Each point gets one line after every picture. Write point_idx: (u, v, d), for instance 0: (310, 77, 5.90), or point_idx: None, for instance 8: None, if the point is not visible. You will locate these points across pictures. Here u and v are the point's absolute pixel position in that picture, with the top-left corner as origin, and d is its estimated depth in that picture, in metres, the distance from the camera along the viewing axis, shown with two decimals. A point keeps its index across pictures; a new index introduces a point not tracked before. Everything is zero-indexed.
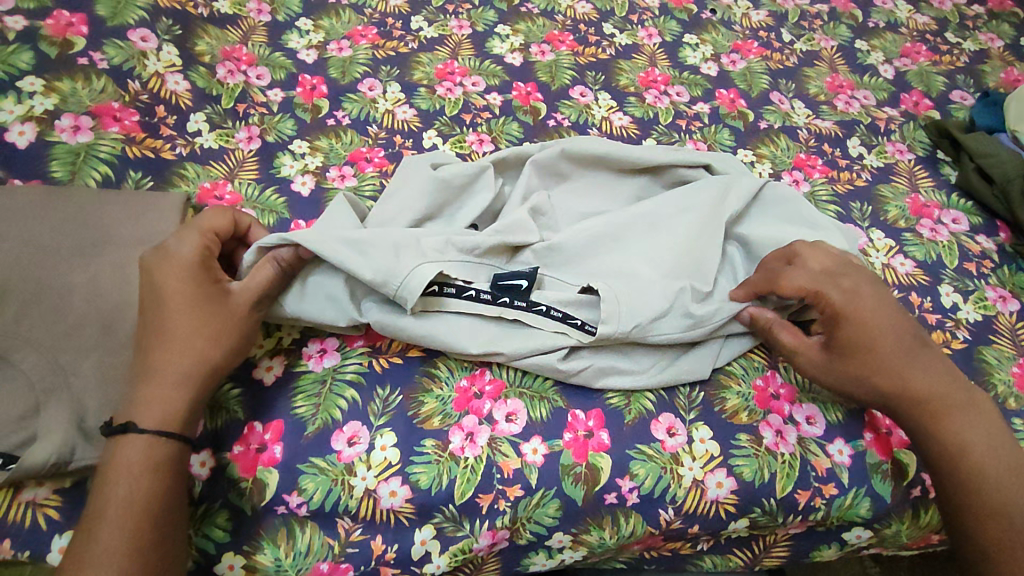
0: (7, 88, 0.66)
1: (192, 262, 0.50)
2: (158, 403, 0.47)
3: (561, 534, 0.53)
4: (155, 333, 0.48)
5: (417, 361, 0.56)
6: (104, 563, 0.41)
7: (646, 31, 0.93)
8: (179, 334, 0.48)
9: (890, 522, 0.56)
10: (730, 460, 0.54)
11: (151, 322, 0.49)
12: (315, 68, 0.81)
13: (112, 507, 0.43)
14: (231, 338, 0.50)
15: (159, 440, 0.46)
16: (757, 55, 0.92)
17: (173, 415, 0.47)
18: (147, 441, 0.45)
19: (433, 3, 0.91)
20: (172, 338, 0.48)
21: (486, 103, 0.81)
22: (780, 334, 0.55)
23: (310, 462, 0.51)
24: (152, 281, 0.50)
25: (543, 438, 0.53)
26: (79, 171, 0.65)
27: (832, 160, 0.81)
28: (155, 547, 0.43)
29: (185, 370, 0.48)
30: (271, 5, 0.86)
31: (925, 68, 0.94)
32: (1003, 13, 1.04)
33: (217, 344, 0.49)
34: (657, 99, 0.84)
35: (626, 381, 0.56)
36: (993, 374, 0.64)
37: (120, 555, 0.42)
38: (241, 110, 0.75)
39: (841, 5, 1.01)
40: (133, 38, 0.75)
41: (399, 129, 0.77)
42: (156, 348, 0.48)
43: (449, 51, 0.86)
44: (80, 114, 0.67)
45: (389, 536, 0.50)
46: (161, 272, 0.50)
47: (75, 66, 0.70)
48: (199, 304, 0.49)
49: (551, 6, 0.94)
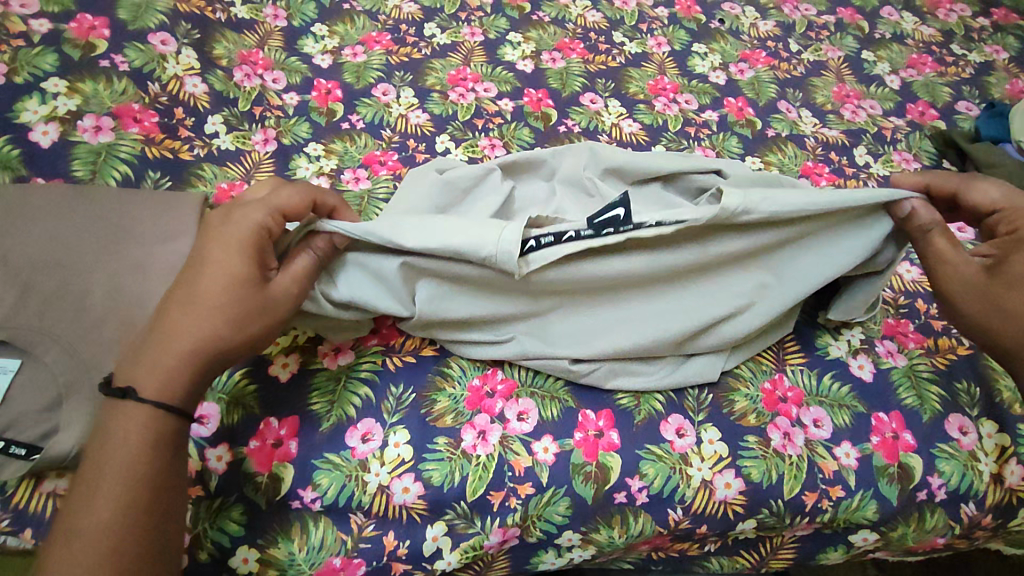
0: (31, 89, 0.68)
1: (247, 238, 0.49)
2: (161, 371, 0.45)
3: (571, 532, 0.53)
4: (184, 295, 0.47)
5: (431, 360, 0.57)
6: (101, 534, 0.41)
7: (655, 40, 0.94)
8: (205, 306, 0.47)
9: (896, 525, 0.56)
10: (739, 461, 0.55)
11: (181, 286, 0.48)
12: (330, 73, 0.83)
13: (111, 478, 0.42)
14: (253, 326, 0.48)
15: (160, 414, 0.45)
16: (765, 64, 0.93)
17: (172, 390, 0.46)
18: (147, 414, 0.45)
19: (446, 11, 0.93)
20: (197, 307, 0.47)
21: (498, 108, 0.83)
22: (937, 238, 0.53)
23: (325, 457, 0.52)
24: (203, 244, 0.49)
25: (553, 437, 0.54)
26: (100, 170, 0.66)
27: (839, 168, 0.82)
28: (153, 520, 0.43)
29: (195, 345, 0.46)
30: (288, 11, 0.88)
31: (931, 79, 0.95)
32: (1008, 26, 1.06)
33: (237, 331, 0.47)
34: (666, 106, 0.86)
35: (636, 382, 0.57)
36: (998, 381, 0.62)
37: (117, 527, 0.41)
38: (258, 113, 0.76)
39: (848, 17, 1.03)
40: (154, 42, 0.76)
41: (413, 133, 0.79)
42: (176, 315, 0.47)
43: (462, 58, 0.88)
44: (101, 114, 0.69)
45: (401, 531, 0.51)
46: (214, 239, 0.49)
47: (98, 69, 0.71)
48: (235, 282, 0.47)
49: (562, 14, 0.95)
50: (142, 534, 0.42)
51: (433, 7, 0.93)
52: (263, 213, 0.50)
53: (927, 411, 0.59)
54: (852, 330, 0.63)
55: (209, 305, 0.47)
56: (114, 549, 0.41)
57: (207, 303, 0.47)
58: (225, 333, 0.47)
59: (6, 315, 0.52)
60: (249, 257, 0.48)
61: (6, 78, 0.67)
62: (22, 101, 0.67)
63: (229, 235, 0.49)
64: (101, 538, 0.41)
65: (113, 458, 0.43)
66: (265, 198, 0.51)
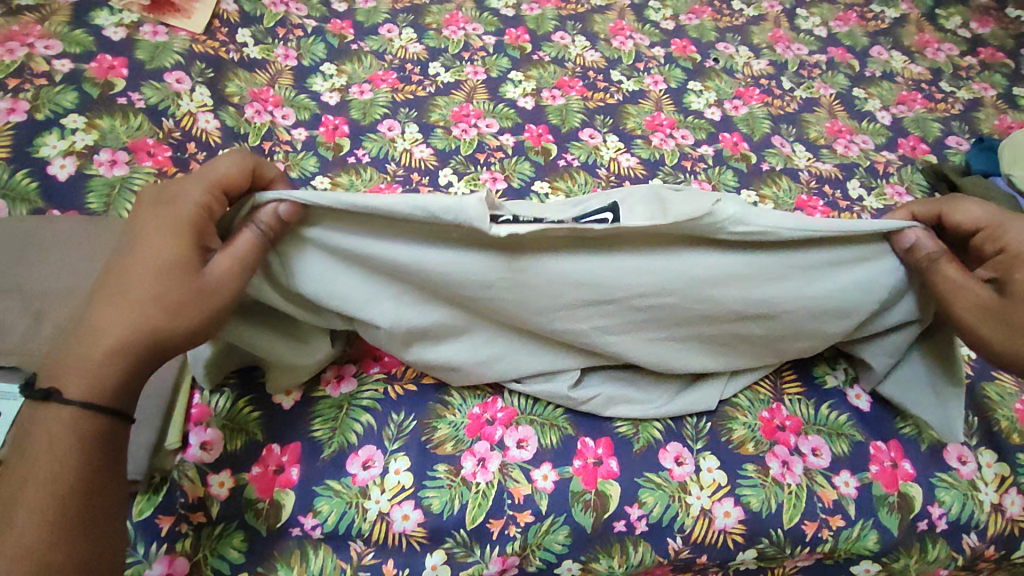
0: (51, 126, 0.70)
1: (182, 218, 0.44)
2: (91, 368, 0.42)
3: (571, 562, 0.53)
4: (114, 281, 0.43)
5: (431, 388, 0.58)
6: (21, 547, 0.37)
7: (652, 78, 0.98)
8: (135, 294, 0.42)
9: (898, 556, 0.56)
10: (738, 490, 0.55)
11: (113, 268, 0.44)
12: (338, 109, 0.86)
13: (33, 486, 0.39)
14: (191, 314, 0.43)
15: (86, 412, 0.41)
16: (759, 101, 0.96)
17: (103, 387, 0.42)
18: (73, 413, 0.41)
19: (450, 51, 0.97)
20: (126, 295, 0.42)
21: (500, 143, 0.85)
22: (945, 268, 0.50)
23: (326, 484, 0.52)
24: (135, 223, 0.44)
25: (552, 465, 0.55)
26: (113, 202, 0.68)
27: (833, 201, 0.84)
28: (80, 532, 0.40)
29: (121, 339, 0.42)
30: (298, 51, 0.92)
31: (922, 115, 0.98)
32: (995, 64, 1.09)
33: (173, 320, 0.43)
34: (663, 141, 0.88)
35: (635, 411, 0.57)
36: (995, 411, 0.63)
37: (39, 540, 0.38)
38: (267, 148, 0.79)
39: (838, 56, 1.07)
40: (169, 80, 0.80)
41: (417, 167, 0.81)
42: (105, 299, 0.42)
43: (465, 95, 0.91)
44: (117, 149, 0.71)
45: (400, 560, 0.51)
46: (146, 217, 0.44)
47: (115, 106, 0.74)
48: (169, 266, 0.42)
49: (562, 54, 0.99)
50: (74, 551, 0.39)
51: (438, 48, 0.97)
52: (202, 190, 0.44)
53: (925, 440, 0.59)
54: (849, 359, 0.64)
55: (135, 290, 0.42)
56: (42, 573, 0.37)
57: (134, 283, 0.42)
58: (162, 322, 0.42)
59: (17, 343, 0.54)
60: (190, 239, 0.43)
61: (27, 115, 0.70)
62: (42, 137, 0.70)
63: (166, 215, 0.44)
64: (19, 555, 0.37)
65: (32, 470, 0.39)
66: (200, 171, 0.46)
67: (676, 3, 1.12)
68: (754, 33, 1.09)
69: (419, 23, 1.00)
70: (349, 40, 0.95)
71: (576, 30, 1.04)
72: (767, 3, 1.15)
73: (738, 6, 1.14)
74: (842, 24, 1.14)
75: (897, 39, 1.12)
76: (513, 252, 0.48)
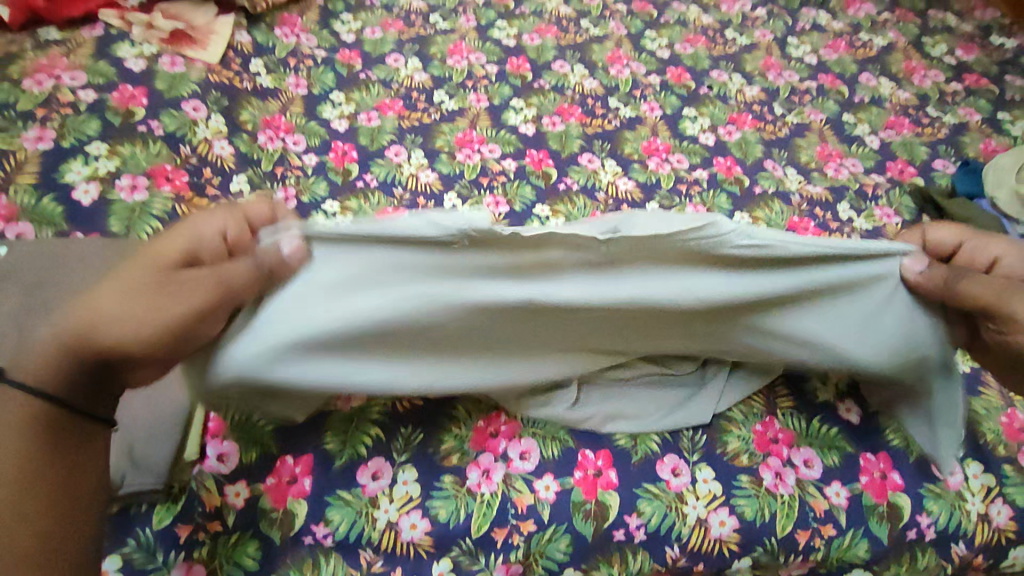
0: (75, 152, 0.74)
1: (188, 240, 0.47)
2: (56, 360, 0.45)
3: (572, 571, 0.55)
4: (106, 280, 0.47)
5: (438, 403, 0.60)
6: None
7: (648, 105, 1.01)
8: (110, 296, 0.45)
9: (889, 566, 0.58)
10: (733, 500, 0.57)
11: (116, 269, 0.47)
12: (347, 136, 0.89)
13: None
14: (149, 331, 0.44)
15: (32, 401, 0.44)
16: (751, 126, 1.00)
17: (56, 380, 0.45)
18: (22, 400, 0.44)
19: (454, 80, 1.01)
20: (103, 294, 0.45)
21: (502, 168, 0.89)
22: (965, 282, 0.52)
23: (336, 494, 0.54)
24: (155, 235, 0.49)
25: (554, 476, 0.57)
26: (134, 225, 0.71)
27: (823, 223, 0.87)
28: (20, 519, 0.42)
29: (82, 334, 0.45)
30: (309, 80, 0.96)
31: (909, 140, 1.02)
32: (980, 90, 1.13)
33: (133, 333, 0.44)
34: (659, 165, 0.92)
35: (633, 425, 0.59)
36: (982, 423, 0.65)
37: None
38: (279, 173, 0.83)
39: (828, 82, 1.11)
40: (186, 109, 0.83)
41: (422, 191, 0.85)
42: (99, 290, 0.45)
43: (468, 122, 0.95)
44: (137, 174, 0.75)
45: (408, 568, 0.53)
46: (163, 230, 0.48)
47: (136, 133, 0.78)
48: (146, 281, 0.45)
49: (561, 82, 1.03)
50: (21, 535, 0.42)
51: (442, 76, 1.01)
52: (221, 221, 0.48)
53: (914, 453, 0.62)
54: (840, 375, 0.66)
55: (129, 288, 0.45)
56: None
57: (130, 279, 0.45)
58: (125, 333, 0.44)
59: None
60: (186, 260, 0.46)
61: (53, 143, 0.74)
62: (67, 163, 0.73)
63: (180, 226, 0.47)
64: None
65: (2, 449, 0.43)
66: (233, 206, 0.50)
67: (670, 33, 1.17)
68: (746, 61, 1.13)
69: (424, 53, 1.05)
70: (357, 70, 1.00)
71: (575, 59, 1.08)
72: (758, 32, 1.20)
73: (730, 35, 1.19)
74: (831, 52, 1.18)
75: (884, 66, 1.16)
76: (516, 280, 0.50)
